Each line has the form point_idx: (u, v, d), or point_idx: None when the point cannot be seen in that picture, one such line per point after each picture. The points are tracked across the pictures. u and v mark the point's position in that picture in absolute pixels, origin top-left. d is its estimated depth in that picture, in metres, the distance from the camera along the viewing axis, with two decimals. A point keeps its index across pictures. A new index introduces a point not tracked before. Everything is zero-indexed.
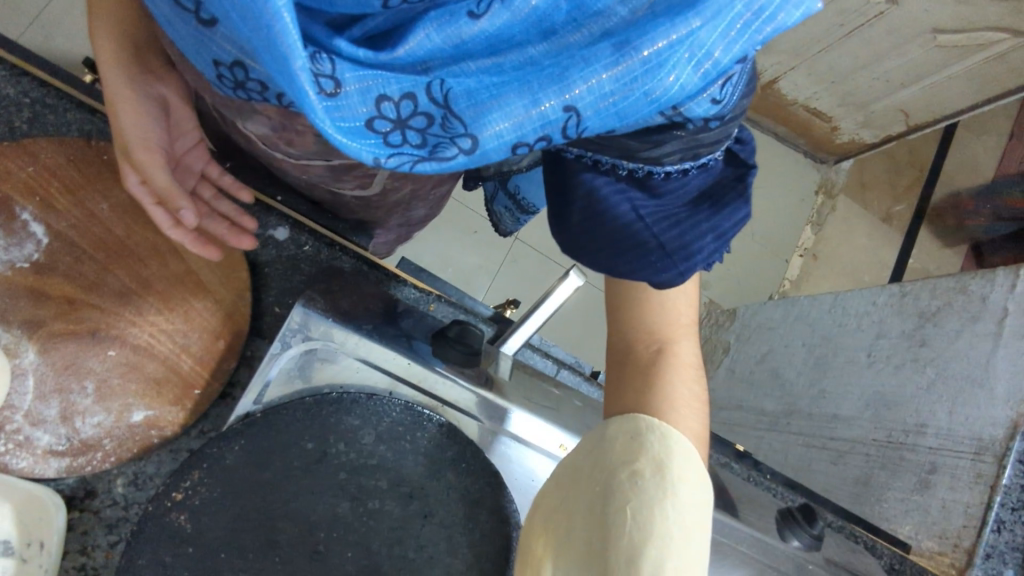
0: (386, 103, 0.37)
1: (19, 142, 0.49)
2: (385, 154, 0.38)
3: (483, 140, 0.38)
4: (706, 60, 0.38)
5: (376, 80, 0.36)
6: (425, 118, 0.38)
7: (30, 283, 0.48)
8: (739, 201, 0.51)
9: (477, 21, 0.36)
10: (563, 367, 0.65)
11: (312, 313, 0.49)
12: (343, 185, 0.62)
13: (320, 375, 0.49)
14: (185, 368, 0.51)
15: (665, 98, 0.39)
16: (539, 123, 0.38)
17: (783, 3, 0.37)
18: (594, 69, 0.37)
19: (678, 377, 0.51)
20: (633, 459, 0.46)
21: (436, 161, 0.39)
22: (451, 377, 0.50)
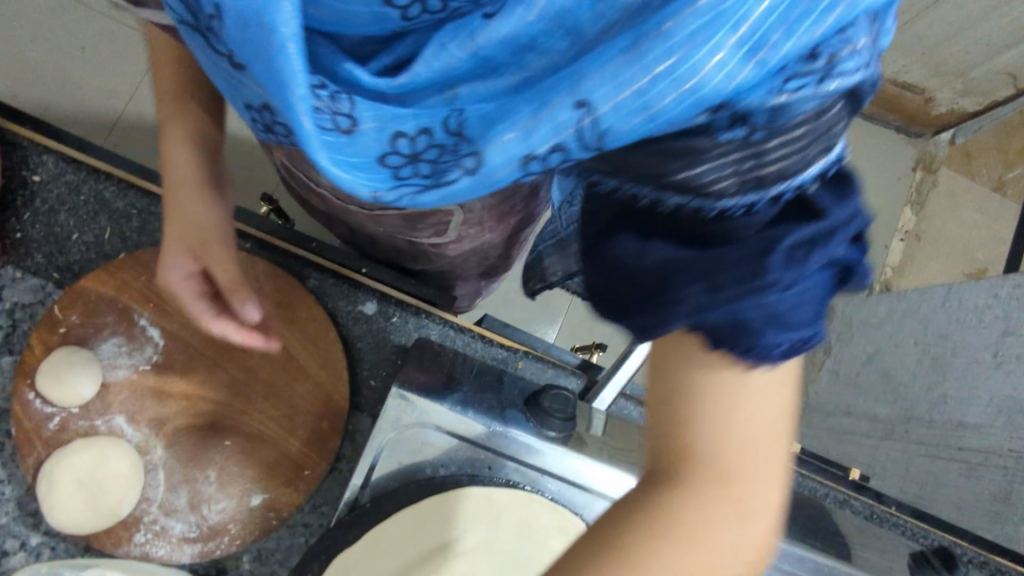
0: (400, 139, 0.32)
1: (132, 255, 0.54)
2: (384, 188, 0.33)
3: (488, 158, 0.30)
4: (760, 48, 0.26)
5: (391, 116, 0.32)
6: (436, 151, 0.32)
7: (153, 383, 0.52)
8: (778, 266, 0.29)
9: (491, 22, 0.29)
10: None
11: (408, 391, 0.49)
12: (417, 234, 0.58)
13: (422, 454, 0.49)
14: (294, 451, 0.53)
15: (705, 95, 0.27)
16: (550, 132, 0.29)
17: None
18: (601, 64, 0.28)
19: (650, 538, 0.30)
20: None
21: (429, 194, 0.33)
22: (540, 439, 0.50)
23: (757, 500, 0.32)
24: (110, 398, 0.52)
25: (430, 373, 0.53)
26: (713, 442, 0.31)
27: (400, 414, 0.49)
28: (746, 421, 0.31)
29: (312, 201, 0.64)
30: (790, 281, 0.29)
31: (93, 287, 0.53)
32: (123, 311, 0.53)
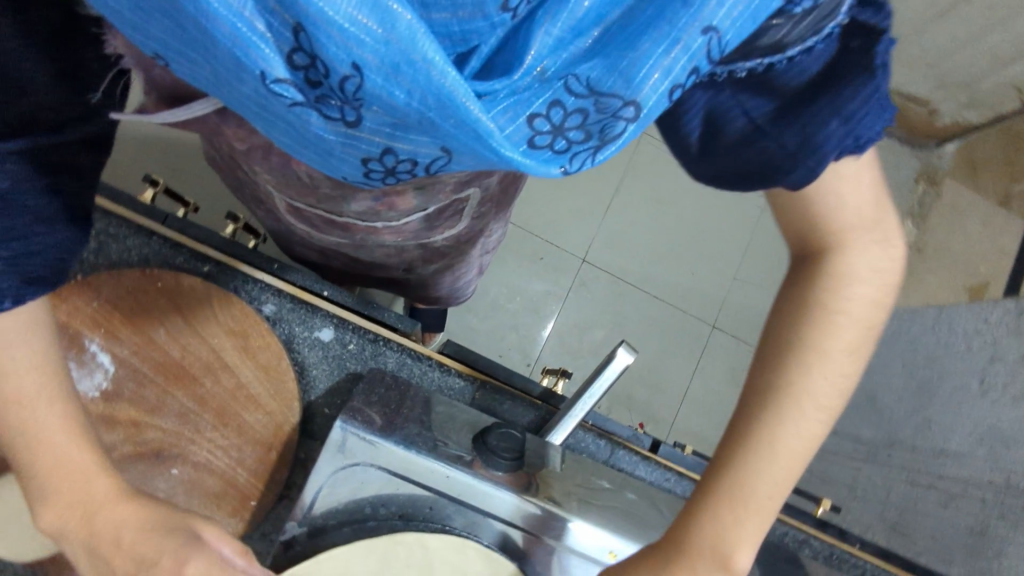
0: (537, 119, 0.29)
1: (84, 279, 0.53)
2: (564, 162, 0.31)
3: (644, 101, 0.29)
4: None
5: (518, 102, 0.29)
6: (580, 116, 0.30)
7: (101, 410, 0.52)
8: (866, 76, 0.37)
9: None
10: (619, 448, 0.63)
11: (353, 427, 0.48)
12: (432, 232, 0.65)
13: (363, 491, 0.49)
14: (241, 481, 0.53)
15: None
16: (687, 58, 0.29)
17: None
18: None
19: (822, 331, 0.43)
20: None
21: (609, 145, 0.31)
22: (486, 481, 0.49)
23: (882, 237, 0.44)
24: None
25: (377, 411, 0.51)
26: (827, 232, 0.43)
27: (340, 453, 0.48)
28: (841, 206, 0.42)
29: (296, 226, 0.65)
30: (877, 90, 0.37)
31: None
32: (73, 335, 0.52)
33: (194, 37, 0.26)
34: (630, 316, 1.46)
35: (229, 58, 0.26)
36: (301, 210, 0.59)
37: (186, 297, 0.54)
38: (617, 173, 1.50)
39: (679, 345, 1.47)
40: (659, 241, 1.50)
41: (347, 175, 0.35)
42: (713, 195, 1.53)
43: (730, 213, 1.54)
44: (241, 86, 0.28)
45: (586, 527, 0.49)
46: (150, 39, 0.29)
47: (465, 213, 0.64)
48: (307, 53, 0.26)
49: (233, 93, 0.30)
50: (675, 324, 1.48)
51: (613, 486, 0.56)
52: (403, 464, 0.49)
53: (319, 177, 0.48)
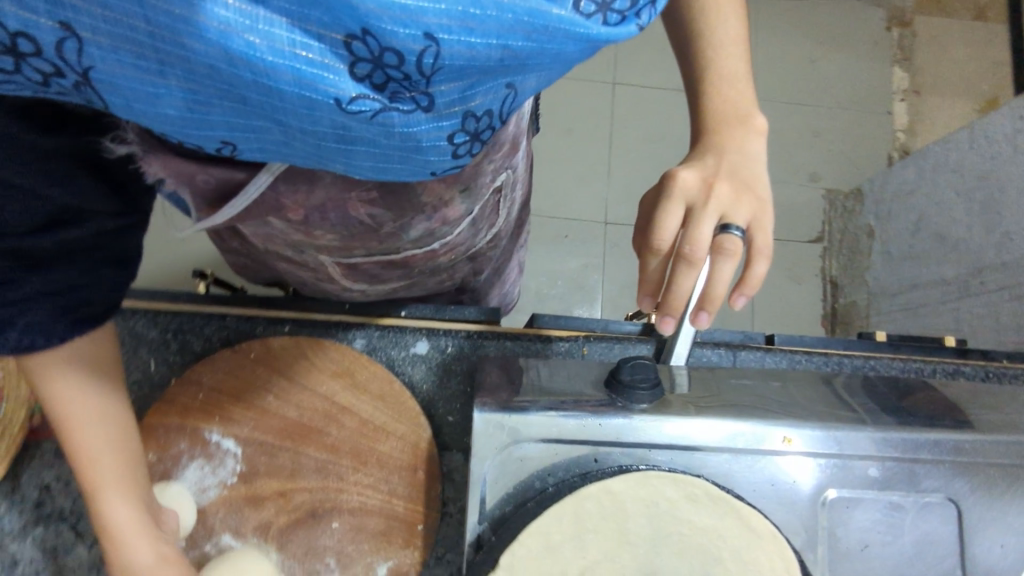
0: None
1: (183, 376, 0.54)
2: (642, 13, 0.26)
3: None
4: None
5: None
6: None
7: (245, 492, 0.52)
8: None
9: None
10: (739, 349, 0.62)
11: (489, 410, 0.48)
12: (478, 237, 0.58)
13: (526, 468, 0.48)
14: (401, 511, 0.52)
15: None
16: None
17: None
18: None
19: None
20: None
21: None
22: (636, 414, 0.48)
23: None
24: (209, 520, 0.51)
25: (506, 393, 0.50)
26: None
27: (491, 436, 0.48)
28: None
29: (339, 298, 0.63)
30: None
31: (157, 420, 0.53)
32: (192, 433, 0.52)
33: (257, 105, 0.24)
34: None
35: (300, 103, 0.24)
36: (354, 264, 0.53)
37: (282, 357, 0.55)
38: (607, 128, 1.49)
39: None
40: None
41: (435, 168, 0.31)
42: None
43: None
44: (316, 128, 0.25)
45: (732, 422, 0.48)
46: (217, 130, 0.26)
47: (507, 205, 0.57)
48: (370, 54, 0.23)
49: (307, 141, 0.27)
50: None
51: (752, 379, 0.56)
52: (553, 428, 0.48)
53: (381, 214, 0.44)
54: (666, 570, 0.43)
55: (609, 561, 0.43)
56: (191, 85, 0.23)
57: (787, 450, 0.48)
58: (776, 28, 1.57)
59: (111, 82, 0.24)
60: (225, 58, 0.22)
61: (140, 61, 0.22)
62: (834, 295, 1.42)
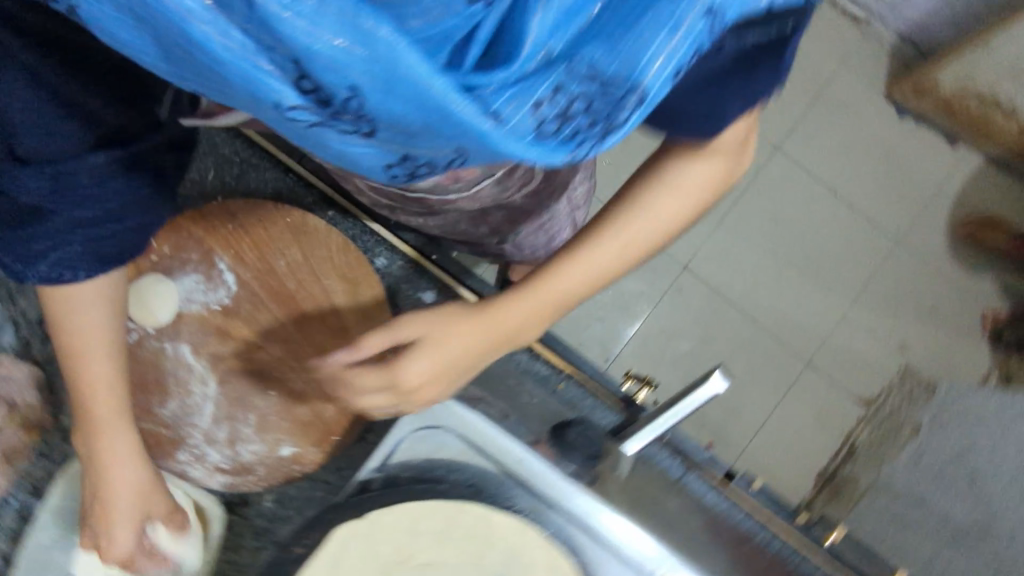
0: (542, 104, 0.29)
1: (223, 202, 0.58)
2: (572, 150, 0.32)
3: (655, 89, 0.30)
4: None
5: (530, 82, 0.29)
6: (584, 100, 0.31)
7: (219, 323, 0.56)
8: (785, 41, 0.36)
9: None
10: (694, 470, 0.61)
11: (438, 392, 0.51)
12: (509, 193, 0.58)
13: (438, 453, 0.51)
14: (327, 416, 0.56)
15: None
16: (691, 43, 0.30)
17: None
18: None
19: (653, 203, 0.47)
20: None
21: (614, 134, 0.32)
22: (554, 471, 0.51)
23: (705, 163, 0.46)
24: (180, 326, 0.56)
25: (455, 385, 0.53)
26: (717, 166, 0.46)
27: (425, 412, 0.51)
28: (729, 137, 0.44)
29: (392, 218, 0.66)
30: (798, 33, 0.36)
31: (187, 225, 0.57)
32: (206, 251, 0.57)
33: (210, 77, 0.28)
34: (720, 335, 1.41)
35: (244, 94, 0.28)
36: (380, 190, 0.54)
37: (310, 237, 0.57)
38: (740, 186, 1.45)
39: (766, 375, 1.41)
40: (770, 264, 1.43)
41: (372, 175, 0.35)
42: (838, 230, 1.44)
43: (856, 250, 1.44)
44: (262, 113, 0.29)
45: (631, 529, 0.50)
46: (179, 78, 0.30)
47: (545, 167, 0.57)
48: (305, 85, 0.26)
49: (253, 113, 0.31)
50: (769, 354, 1.42)
51: None
52: (478, 437, 0.51)
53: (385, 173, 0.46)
54: None
55: (455, 574, 0.45)
56: (159, 45, 0.27)
57: None
58: (965, 192, 1.45)
59: (98, 23, 0.27)
60: (183, 39, 0.25)
61: (120, 14, 0.26)
62: (845, 459, 1.35)
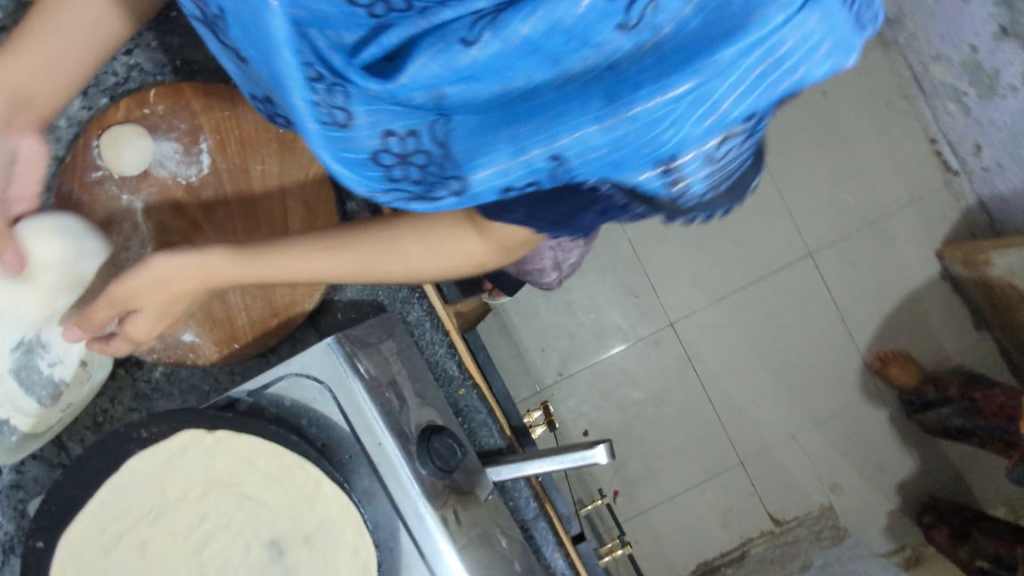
0: (390, 138, 0.38)
1: (230, 89, 0.59)
2: (380, 188, 0.41)
3: (470, 184, 0.38)
4: (712, 112, 0.34)
5: (386, 116, 0.37)
6: (423, 156, 0.39)
7: (177, 197, 0.58)
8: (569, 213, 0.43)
9: (469, 48, 0.33)
10: (543, 519, 0.62)
11: (339, 349, 0.52)
12: None
13: (310, 406, 0.51)
14: (238, 323, 0.58)
15: (662, 148, 0.35)
16: (526, 170, 0.37)
17: (788, 67, 0.32)
18: (581, 120, 0.34)
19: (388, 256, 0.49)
20: (200, 524, 0.48)
21: (424, 200, 0.41)
22: (411, 470, 0.51)
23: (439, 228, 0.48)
24: (143, 184, 0.58)
25: (370, 363, 0.53)
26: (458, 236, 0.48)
27: (317, 363, 0.52)
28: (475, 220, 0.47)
29: None
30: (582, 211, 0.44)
31: (189, 94, 0.58)
32: (194, 127, 0.58)
33: None
34: (671, 399, 1.43)
35: None
36: None
37: (293, 154, 0.59)
38: (759, 274, 1.43)
39: (698, 455, 1.43)
40: (750, 358, 1.44)
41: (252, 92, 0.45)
42: (828, 355, 1.43)
43: (836, 381, 1.43)
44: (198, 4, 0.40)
45: (448, 557, 0.50)
46: None
47: None
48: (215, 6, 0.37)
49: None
50: (709, 438, 1.43)
51: (507, 548, 0.56)
52: (354, 408, 0.51)
53: None
54: (291, 561, 0.48)
55: (269, 514, 0.48)
56: None
57: None
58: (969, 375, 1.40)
59: None
60: None
61: None
62: (729, 562, 1.38)
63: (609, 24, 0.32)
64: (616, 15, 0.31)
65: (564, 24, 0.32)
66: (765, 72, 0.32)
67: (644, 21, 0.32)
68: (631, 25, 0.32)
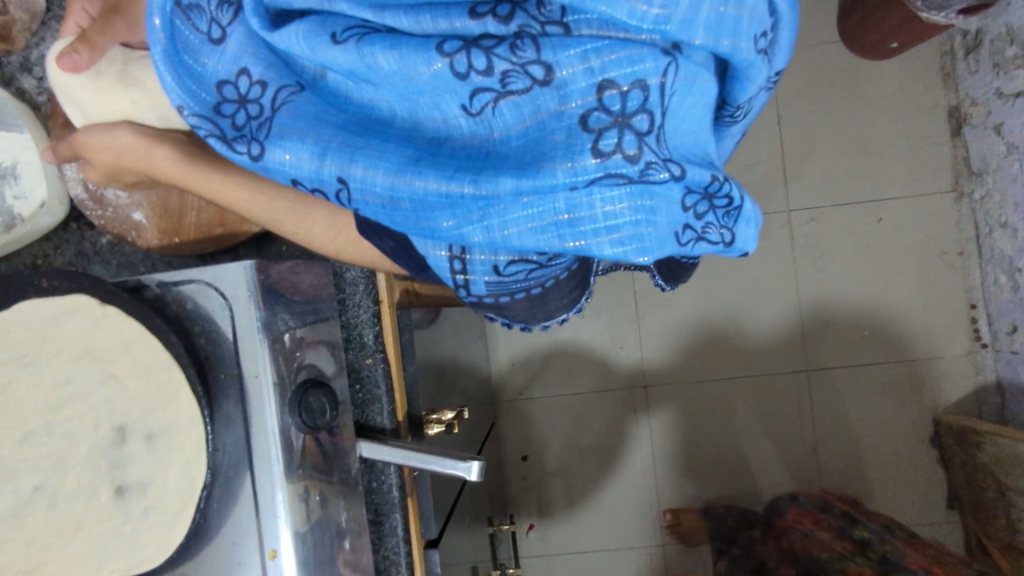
0: (240, 78, 0.39)
1: None
2: (191, 109, 0.40)
3: (266, 158, 0.38)
4: (494, 229, 0.37)
5: (250, 55, 0.39)
6: (256, 110, 0.39)
7: None
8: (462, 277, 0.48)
9: (332, 46, 0.35)
10: (399, 511, 0.62)
11: (252, 273, 0.52)
12: None
13: (207, 318, 0.52)
14: (186, 221, 0.59)
15: (443, 233, 0.38)
16: (314, 178, 0.38)
17: (588, 225, 0.36)
18: (379, 165, 0.36)
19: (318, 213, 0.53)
20: (64, 385, 0.50)
21: (226, 146, 0.39)
22: (279, 412, 0.52)
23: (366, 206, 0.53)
24: None
25: (293, 317, 0.55)
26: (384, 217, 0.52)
27: (226, 280, 0.52)
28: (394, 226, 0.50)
29: None
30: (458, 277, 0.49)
31: None
32: None
33: None
34: (616, 457, 1.41)
35: None
36: None
37: None
38: (746, 369, 1.40)
39: (621, 520, 1.40)
40: (707, 448, 1.40)
41: None
42: (785, 475, 1.39)
43: None
44: None
45: (277, 505, 0.52)
46: None
47: None
48: None
49: None
50: (638, 509, 1.40)
51: (344, 523, 0.57)
52: (244, 337, 0.52)
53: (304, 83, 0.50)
54: (129, 451, 0.50)
55: (125, 402, 0.50)
56: None
57: (260, 555, 0.52)
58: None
59: None
60: None
61: None
62: None
63: (453, 101, 0.35)
64: (463, 99, 0.35)
65: (412, 78, 0.34)
66: (559, 221, 0.36)
67: (483, 115, 0.35)
68: (472, 112, 0.35)
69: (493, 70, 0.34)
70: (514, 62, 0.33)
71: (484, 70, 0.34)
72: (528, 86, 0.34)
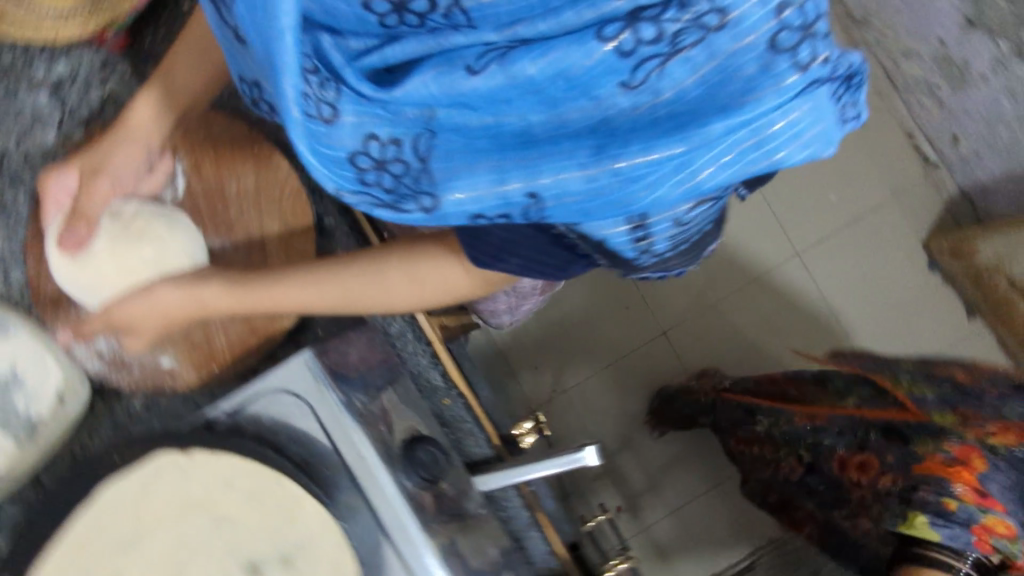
0: (372, 143, 0.40)
1: (205, 113, 0.63)
2: (349, 188, 0.41)
3: (443, 205, 0.41)
4: (689, 179, 0.39)
5: (371, 120, 0.40)
6: (402, 167, 0.41)
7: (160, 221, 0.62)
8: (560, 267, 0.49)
9: (472, 76, 0.38)
10: (535, 527, 0.59)
11: (315, 362, 0.52)
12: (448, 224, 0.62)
13: (288, 423, 0.51)
14: (217, 346, 0.59)
15: (638, 203, 0.40)
16: (500, 202, 0.40)
17: (783, 139, 0.38)
18: (571, 163, 0.38)
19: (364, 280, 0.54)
20: (175, 550, 0.46)
21: (400, 211, 0.42)
22: (396, 481, 0.51)
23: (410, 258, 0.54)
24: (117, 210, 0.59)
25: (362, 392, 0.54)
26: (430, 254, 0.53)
27: (292, 379, 0.51)
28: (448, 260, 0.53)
29: None
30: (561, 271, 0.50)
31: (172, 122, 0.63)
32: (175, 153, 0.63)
33: None
34: None
35: None
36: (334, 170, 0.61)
37: (265, 171, 0.62)
38: (746, 276, 1.44)
39: (697, 464, 1.41)
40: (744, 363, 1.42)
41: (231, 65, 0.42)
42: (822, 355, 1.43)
43: None
44: None
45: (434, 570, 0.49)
46: None
47: None
48: None
49: None
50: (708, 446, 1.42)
51: (498, 558, 0.55)
52: (333, 423, 0.51)
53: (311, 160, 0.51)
54: None
55: (246, 536, 0.47)
56: None
57: None
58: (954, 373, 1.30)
59: None
60: None
61: None
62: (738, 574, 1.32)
63: (614, 79, 0.37)
64: (626, 73, 0.36)
65: (572, 73, 0.37)
66: (756, 147, 0.38)
67: (648, 84, 0.37)
68: (632, 86, 0.37)
69: (662, 35, 0.36)
70: (685, 20, 0.36)
71: (652, 39, 0.36)
72: (699, 36, 0.36)
